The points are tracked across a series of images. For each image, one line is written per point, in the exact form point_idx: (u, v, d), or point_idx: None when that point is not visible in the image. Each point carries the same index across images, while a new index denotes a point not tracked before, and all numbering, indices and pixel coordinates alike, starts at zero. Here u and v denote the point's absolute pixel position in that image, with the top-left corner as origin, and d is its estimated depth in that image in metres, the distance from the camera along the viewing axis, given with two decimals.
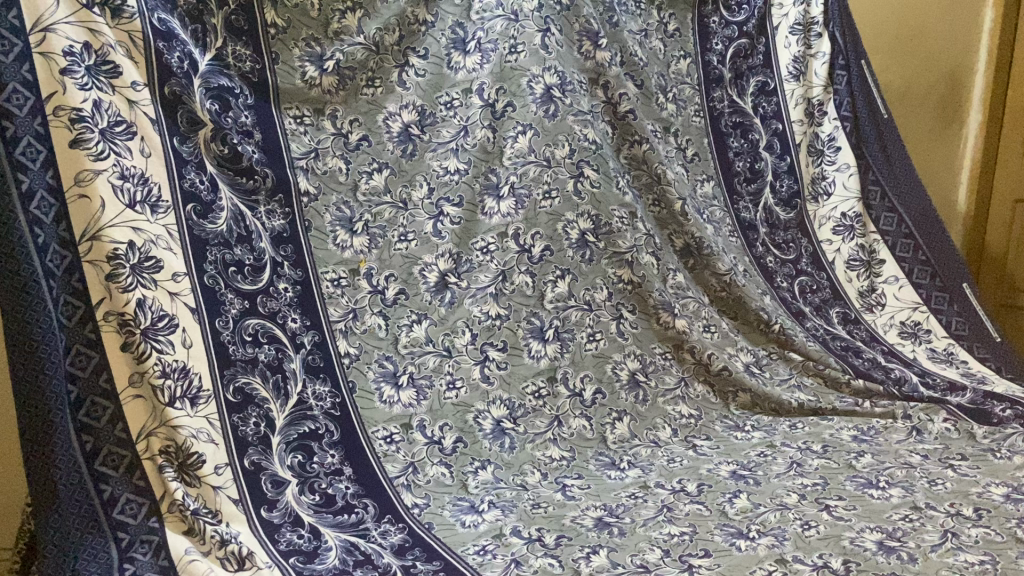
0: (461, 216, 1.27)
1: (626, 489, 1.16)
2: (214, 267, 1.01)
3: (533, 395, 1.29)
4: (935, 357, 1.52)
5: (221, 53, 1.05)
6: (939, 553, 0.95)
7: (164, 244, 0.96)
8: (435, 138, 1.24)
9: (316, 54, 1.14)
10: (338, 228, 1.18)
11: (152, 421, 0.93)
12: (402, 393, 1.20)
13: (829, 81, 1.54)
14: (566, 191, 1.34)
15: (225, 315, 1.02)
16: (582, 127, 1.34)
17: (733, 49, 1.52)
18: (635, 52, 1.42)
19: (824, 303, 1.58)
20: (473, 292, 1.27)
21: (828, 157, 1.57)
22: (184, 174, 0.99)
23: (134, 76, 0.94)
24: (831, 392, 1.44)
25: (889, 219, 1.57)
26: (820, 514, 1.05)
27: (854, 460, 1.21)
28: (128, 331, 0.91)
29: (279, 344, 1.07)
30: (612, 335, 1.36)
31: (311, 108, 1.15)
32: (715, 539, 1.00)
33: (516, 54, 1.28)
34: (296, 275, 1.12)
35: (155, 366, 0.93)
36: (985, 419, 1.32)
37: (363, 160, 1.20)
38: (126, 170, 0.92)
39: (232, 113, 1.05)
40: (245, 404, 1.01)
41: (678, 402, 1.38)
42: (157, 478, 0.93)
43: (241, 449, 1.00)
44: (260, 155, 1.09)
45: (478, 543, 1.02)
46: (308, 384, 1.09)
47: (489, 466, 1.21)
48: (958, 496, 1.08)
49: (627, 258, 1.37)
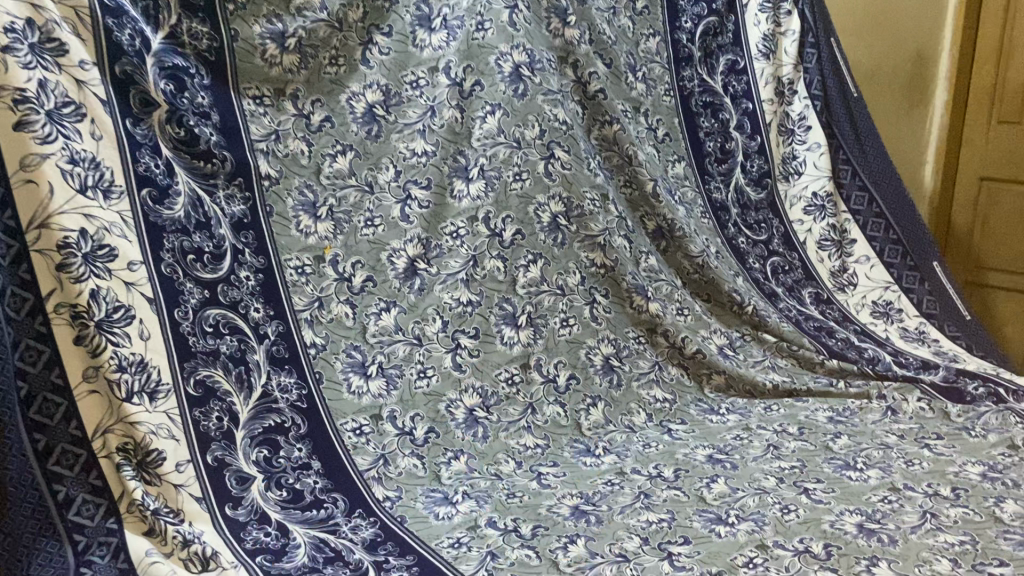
0: (430, 200, 1.23)
1: (602, 477, 1.14)
2: (171, 256, 0.97)
3: (506, 382, 1.26)
4: (907, 336, 1.51)
5: (175, 31, 1.00)
6: (919, 534, 0.94)
7: (119, 231, 0.91)
8: (401, 118, 1.20)
9: (278, 31, 1.08)
10: (301, 213, 1.13)
11: (109, 418, 0.89)
12: (372, 383, 1.16)
13: (798, 59, 1.53)
14: (536, 172, 1.31)
15: (184, 305, 0.97)
16: (552, 107, 1.32)
17: (703, 27, 1.49)
18: (604, 30, 1.39)
19: (796, 284, 1.56)
20: (444, 278, 1.23)
21: (799, 136, 1.56)
22: (139, 158, 0.95)
23: (82, 54, 0.89)
24: (805, 372, 1.44)
25: (859, 198, 1.57)
26: (799, 497, 1.03)
27: (830, 441, 1.20)
28: (81, 324, 0.87)
29: (242, 335, 1.03)
30: (586, 320, 1.34)
31: (271, 88, 1.10)
32: (694, 525, 0.99)
33: (483, 31, 1.25)
34: (258, 262, 1.07)
35: (111, 360, 0.88)
36: (957, 398, 1.32)
37: (326, 143, 1.15)
38: (76, 154, 0.88)
39: (188, 94, 1.00)
40: (207, 398, 0.97)
41: (652, 386, 1.36)
42: (114, 477, 0.89)
43: (204, 445, 0.96)
44: (218, 137, 1.04)
45: (453, 536, 1.00)
46: (272, 376, 1.05)
47: (463, 456, 1.18)
48: (935, 476, 1.08)
49: (599, 241, 1.35)
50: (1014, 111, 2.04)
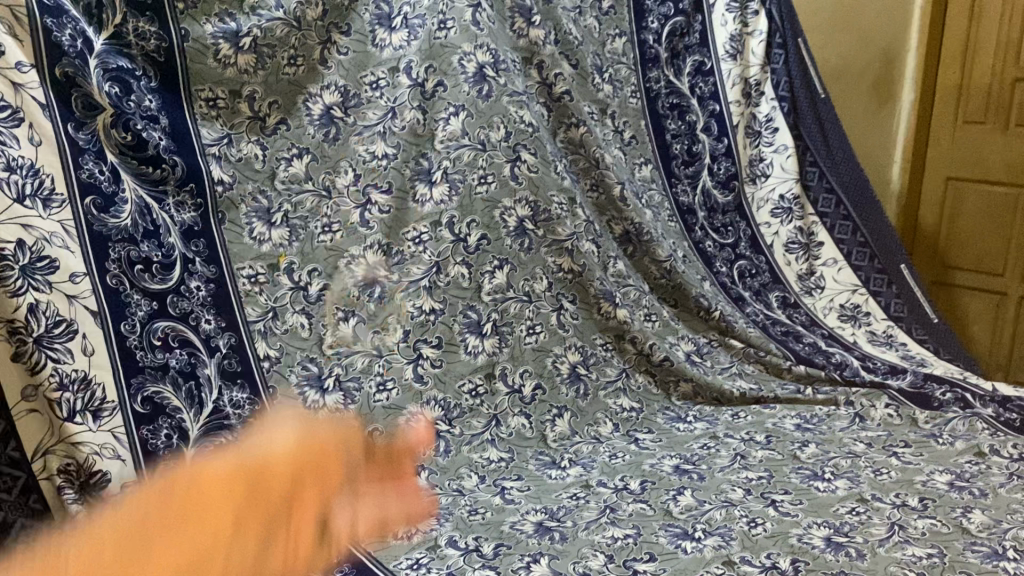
0: (391, 204, 1.20)
1: (567, 490, 1.11)
2: (117, 266, 0.93)
3: (470, 393, 1.23)
4: (875, 340, 1.50)
5: (120, 31, 0.95)
6: (888, 547, 0.93)
7: (61, 241, 0.87)
8: (360, 121, 1.17)
9: (231, 30, 1.04)
10: (255, 219, 1.09)
11: (50, 437, 0.86)
12: (329, 397, 1.12)
13: (765, 60, 1.50)
14: (502, 175, 1.28)
15: (131, 319, 0.93)
16: (518, 108, 1.28)
17: (670, 28, 1.47)
18: (571, 30, 1.36)
19: (763, 288, 1.55)
20: (406, 285, 1.20)
21: (766, 139, 1.54)
22: (82, 164, 0.90)
23: (19, 55, 0.84)
24: (772, 378, 1.41)
25: (827, 200, 1.55)
26: (766, 510, 1.02)
27: (798, 450, 1.18)
28: (19, 340, 0.83)
29: (192, 349, 0.99)
30: (552, 328, 1.32)
31: (226, 90, 1.06)
32: (660, 541, 0.97)
33: (445, 31, 1.22)
34: (210, 271, 1.04)
35: (51, 379, 0.85)
36: (926, 403, 1.31)
37: (281, 146, 1.11)
38: (13, 161, 0.83)
39: (134, 96, 0.96)
40: (155, 416, 0.93)
41: (619, 395, 1.35)
42: (55, 500, 0.86)
43: (152, 464, 0.92)
44: (168, 142, 0.99)
45: (410, 557, 0.97)
46: (224, 391, 1.02)
47: (423, 472, 1.14)
48: (903, 485, 1.07)
49: (567, 245, 1.33)
50: (976, 110, 2.04)
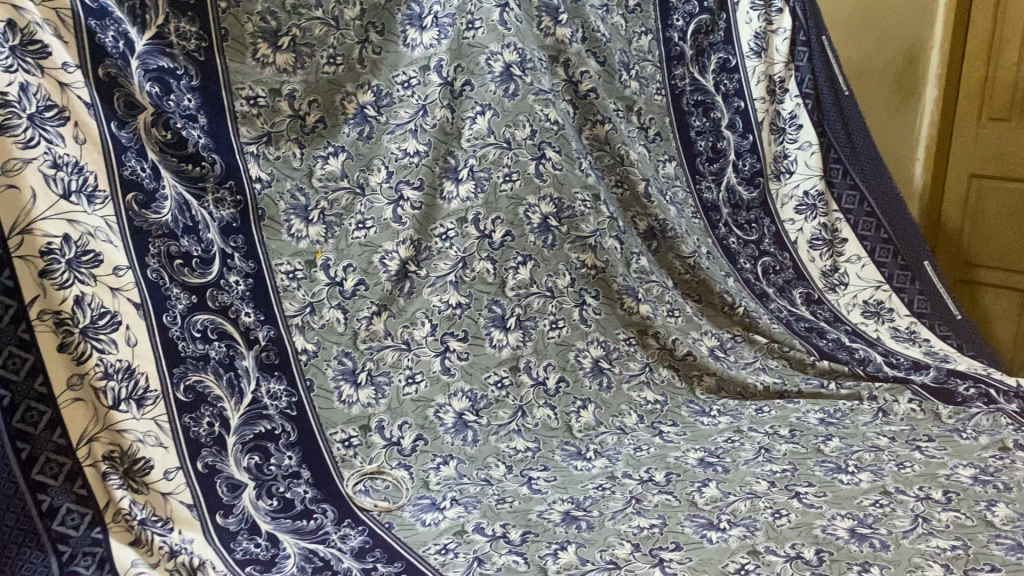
0: (421, 201, 1.22)
1: (593, 481, 1.13)
2: (157, 260, 0.96)
3: (496, 385, 1.25)
4: (898, 336, 1.51)
5: (161, 32, 0.98)
6: (911, 539, 0.94)
7: (104, 235, 0.90)
8: (392, 119, 1.18)
9: (270, 29, 1.07)
10: (293, 217, 1.12)
11: (95, 425, 0.89)
12: (361, 393, 1.16)
13: (790, 57, 1.51)
14: (526, 173, 1.30)
15: (172, 310, 0.97)
16: (543, 107, 1.30)
17: (695, 26, 1.48)
18: (599, 27, 1.37)
19: (787, 284, 1.56)
20: (433, 281, 1.23)
21: (789, 135, 1.54)
22: (125, 161, 0.93)
23: (65, 57, 0.87)
24: (796, 373, 1.43)
25: (850, 197, 1.56)
26: (790, 502, 1.03)
27: (822, 444, 1.19)
28: (65, 331, 0.86)
29: (230, 340, 1.02)
30: (575, 322, 1.33)
31: (266, 89, 1.08)
32: (686, 531, 0.98)
33: (473, 30, 1.23)
34: (248, 266, 1.06)
35: (97, 367, 0.88)
36: (949, 398, 1.32)
37: (318, 145, 1.13)
38: (59, 158, 0.86)
39: (174, 96, 0.99)
40: (197, 404, 0.97)
41: (643, 388, 1.35)
42: (100, 486, 0.88)
43: (194, 451, 0.96)
44: (206, 140, 1.02)
45: (439, 542, 1.00)
46: (262, 382, 1.05)
47: (452, 461, 1.18)
48: (927, 479, 1.08)
49: (590, 242, 1.34)
50: (1000, 109, 2.03)
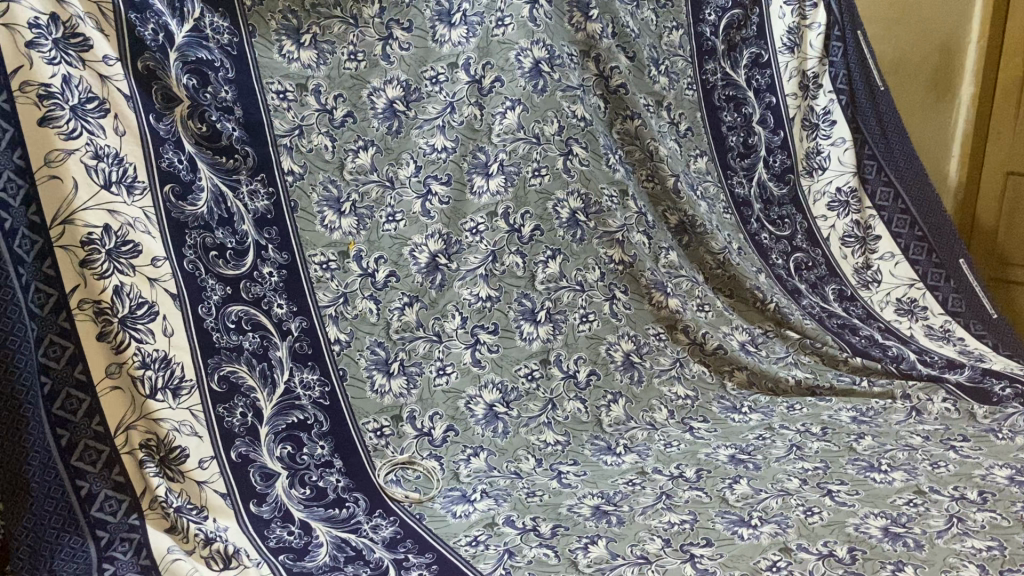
0: (451, 195, 1.22)
1: (624, 476, 1.13)
2: (193, 252, 0.97)
3: (526, 377, 1.26)
4: (932, 334, 1.49)
5: (199, 25, 0.99)
6: (946, 539, 0.93)
7: (143, 227, 0.91)
8: (421, 114, 1.18)
9: (292, 27, 1.08)
10: (327, 209, 1.13)
11: (131, 414, 0.90)
12: (394, 382, 1.17)
13: (824, 52, 1.50)
14: (555, 168, 1.29)
15: (207, 301, 0.98)
16: (571, 104, 1.29)
17: (727, 20, 1.46)
18: (628, 23, 1.37)
19: (820, 281, 1.55)
20: (463, 274, 1.23)
21: (822, 131, 1.53)
22: (162, 153, 0.94)
23: (106, 50, 0.89)
24: (828, 369, 1.41)
25: (885, 193, 1.55)
26: (822, 500, 1.03)
27: (854, 442, 1.18)
28: (104, 320, 0.88)
29: (264, 331, 1.03)
30: (605, 317, 1.33)
31: (293, 83, 1.09)
32: (717, 527, 0.98)
33: (503, 27, 1.22)
34: (281, 258, 1.07)
35: (134, 356, 0.89)
36: (984, 399, 1.30)
37: (348, 138, 1.14)
38: (100, 150, 0.88)
39: (211, 88, 0.99)
40: (231, 394, 0.98)
41: (674, 383, 1.35)
42: (137, 473, 0.90)
43: (228, 440, 0.97)
44: (241, 133, 1.03)
45: (469, 535, 1.00)
46: (295, 372, 1.06)
47: (482, 453, 1.19)
48: (961, 479, 1.06)
49: (617, 237, 1.34)
50: None
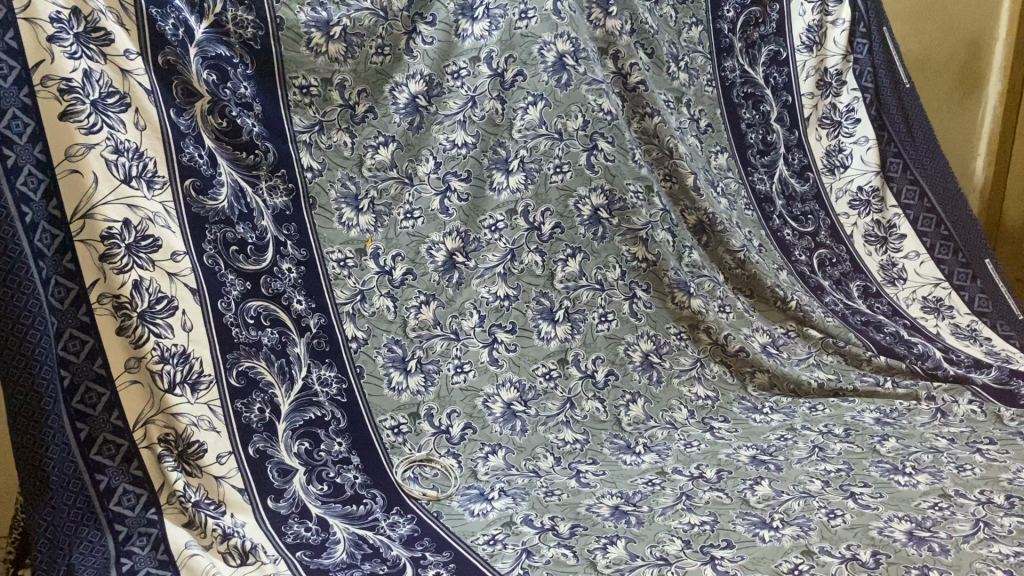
0: (469, 192, 1.21)
1: (643, 476, 1.12)
2: (213, 247, 0.97)
3: (544, 376, 1.25)
4: (958, 333, 1.46)
5: (219, 20, 0.98)
6: (972, 544, 0.91)
7: (163, 221, 0.91)
8: (442, 110, 1.17)
9: (322, 19, 1.06)
10: (344, 205, 1.13)
11: (150, 408, 0.90)
12: (411, 379, 1.17)
13: (848, 49, 1.47)
14: (577, 164, 1.28)
15: (227, 296, 0.98)
16: (597, 96, 1.27)
17: (745, 17, 1.45)
18: (647, 19, 1.35)
19: (844, 277, 1.53)
20: (481, 271, 1.22)
21: (845, 129, 1.51)
22: (183, 148, 0.94)
23: (127, 44, 0.88)
24: (852, 369, 1.39)
25: (910, 193, 1.52)
26: (845, 502, 1.01)
27: (878, 444, 1.17)
28: (124, 314, 0.88)
29: (282, 327, 1.03)
30: (624, 316, 1.32)
31: (318, 78, 1.09)
32: (738, 529, 0.97)
33: (526, 20, 1.21)
34: (300, 254, 1.07)
35: (153, 351, 0.89)
36: (1011, 400, 1.28)
37: (369, 134, 1.13)
38: (120, 144, 0.88)
39: (231, 84, 0.99)
40: (249, 389, 0.98)
41: (693, 383, 1.33)
42: (156, 468, 0.90)
43: (245, 436, 0.97)
44: (261, 129, 1.03)
45: (487, 533, 0.99)
46: (313, 368, 1.06)
47: (500, 451, 1.18)
48: (988, 483, 1.05)
49: (641, 234, 1.32)
50: None
